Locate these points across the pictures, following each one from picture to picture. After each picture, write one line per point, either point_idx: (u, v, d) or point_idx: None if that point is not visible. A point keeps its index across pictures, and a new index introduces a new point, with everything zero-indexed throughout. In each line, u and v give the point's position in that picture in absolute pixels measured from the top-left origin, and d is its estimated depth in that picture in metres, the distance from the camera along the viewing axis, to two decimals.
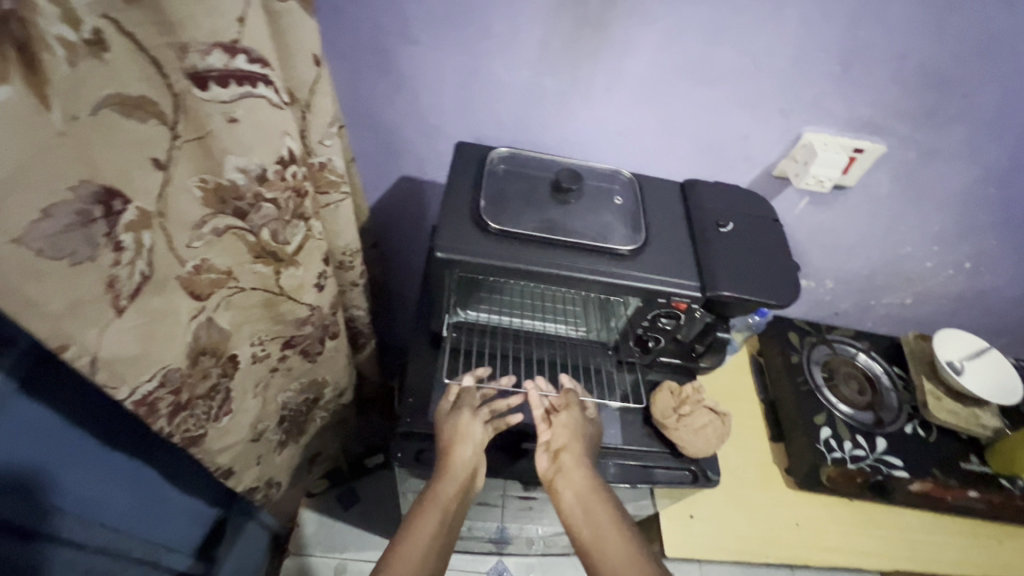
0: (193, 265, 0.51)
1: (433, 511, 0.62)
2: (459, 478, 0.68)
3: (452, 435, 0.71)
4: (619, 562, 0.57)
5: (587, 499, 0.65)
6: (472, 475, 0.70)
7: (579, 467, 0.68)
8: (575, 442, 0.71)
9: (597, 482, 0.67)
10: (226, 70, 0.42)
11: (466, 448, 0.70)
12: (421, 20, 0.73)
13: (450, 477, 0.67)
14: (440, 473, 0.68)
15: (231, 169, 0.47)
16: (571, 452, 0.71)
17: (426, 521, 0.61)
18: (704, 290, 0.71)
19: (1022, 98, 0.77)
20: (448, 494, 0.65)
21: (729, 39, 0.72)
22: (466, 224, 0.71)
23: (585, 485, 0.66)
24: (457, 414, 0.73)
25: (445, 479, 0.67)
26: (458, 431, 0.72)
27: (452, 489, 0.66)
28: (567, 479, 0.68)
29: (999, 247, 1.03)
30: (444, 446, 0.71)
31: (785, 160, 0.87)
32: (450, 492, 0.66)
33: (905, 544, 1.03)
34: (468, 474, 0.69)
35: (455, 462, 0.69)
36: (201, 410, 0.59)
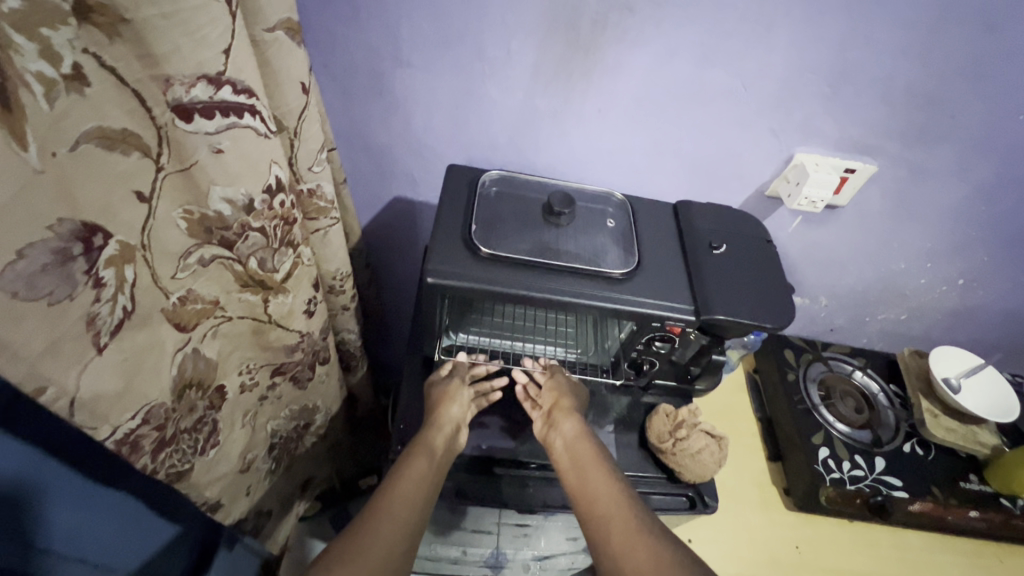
0: (178, 296, 0.50)
1: (425, 456, 0.66)
2: (448, 430, 0.72)
3: (443, 394, 0.76)
4: (603, 494, 0.62)
5: (575, 444, 0.70)
6: (460, 426, 0.74)
7: (567, 417, 0.73)
8: (564, 398, 0.75)
9: (583, 430, 0.72)
10: (211, 102, 0.42)
11: (454, 408, 0.75)
12: (413, 44, 0.73)
13: (440, 428, 0.71)
14: (432, 422, 0.72)
15: (217, 200, 0.47)
16: (559, 405, 0.75)
17: (419, 461, 0.65)
18: (698, 314, 0.70)
19: (1008, 118, 0.77)
20: (438, 442, 0.70)
21: (720, 62, 0.73)
22: (458, 247, 0.70)
23: (573, 434, 0.71)
24: (447, 380, 0.78)
25: (438, 429, 0.71)
26: (448, 394, 0.76)
27: (442, 437, 0.71)
28: (555, 430, 0.73)
29: (990, 264, 1.03)
30: (435, 402, 0.75)
31: (776, 180, 0.87)
32: (440, 440, 0.70)
33: (910, 566, 1.00)
34: (456, 425, 0.74)
35: (446, 414, 0.74)
36: (187, 444, 0.57)
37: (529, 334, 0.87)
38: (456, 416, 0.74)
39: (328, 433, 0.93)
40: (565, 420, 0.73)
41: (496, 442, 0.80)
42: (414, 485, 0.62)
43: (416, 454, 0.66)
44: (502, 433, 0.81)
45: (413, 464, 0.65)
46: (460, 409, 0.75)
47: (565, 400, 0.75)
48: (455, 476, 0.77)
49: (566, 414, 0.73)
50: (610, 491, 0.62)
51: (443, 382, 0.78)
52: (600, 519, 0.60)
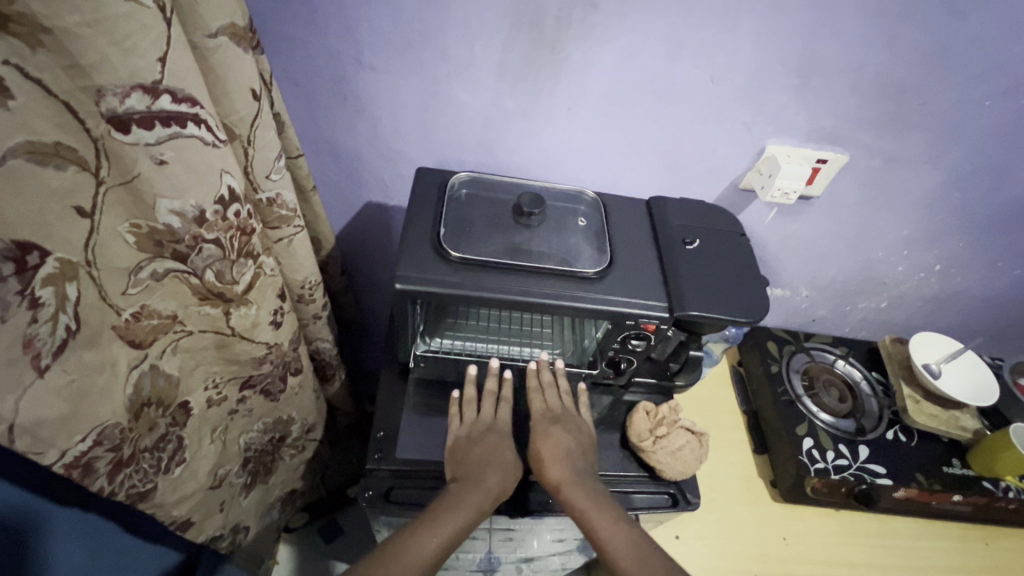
0: (131, 312, 0.48)
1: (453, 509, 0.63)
2: (494, 482, 0.67)
3: (489, 444, 0.72)
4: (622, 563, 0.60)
5: (578, 502, 0.66)
6: (510, 473, 0.70)
7: (559, 467, 0.69)
8: (548, 443, 0.71)
9: (575, 481, 0.68)
10: (149, 112, 0.40)
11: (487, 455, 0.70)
12: (375, 47, 0.72)
13: (495, 474, 0.68)
14: (477, 472, 0.68)
15: (164, 212, 0.45)
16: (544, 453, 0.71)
17: (448, 515, 0.62)
18: (672, 311, 0.70)
19: (975, 105, 0.78)
20: (487, 491, 0.66)
21: (688, 57, 0.72)
22: (427, 252, 0.69)
23: (571, 486, 0.68)
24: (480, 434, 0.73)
25: (484, 482, 0.67)
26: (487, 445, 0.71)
27: (497, 480, 0.68)
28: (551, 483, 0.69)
29: (967, 249, 1.04)
30: (477, 448, 0.71)
31: (750, 173, 0.87)
32: (488, 490, 0.66)
33: (896, 554, 1.00)
34: (506, 473, 0.69)
35: (495, 471, 0.68)
36: (148, 463, 0.55)
37: (507, 335, 0.86)
38: (507, 464, 0.70)
39: (308, 445, 0.91)
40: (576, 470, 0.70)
41: None
42: (432, 548, 0.59)
43: (454, 514, 0.62)
44: None
45: (444, 524, 0.61)
46: (506, 458, 0.70)
47: (552, 448, 0.71)
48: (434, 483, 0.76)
49: (557, 463, 0.70)
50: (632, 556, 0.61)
51: (481, 433, 0.73)
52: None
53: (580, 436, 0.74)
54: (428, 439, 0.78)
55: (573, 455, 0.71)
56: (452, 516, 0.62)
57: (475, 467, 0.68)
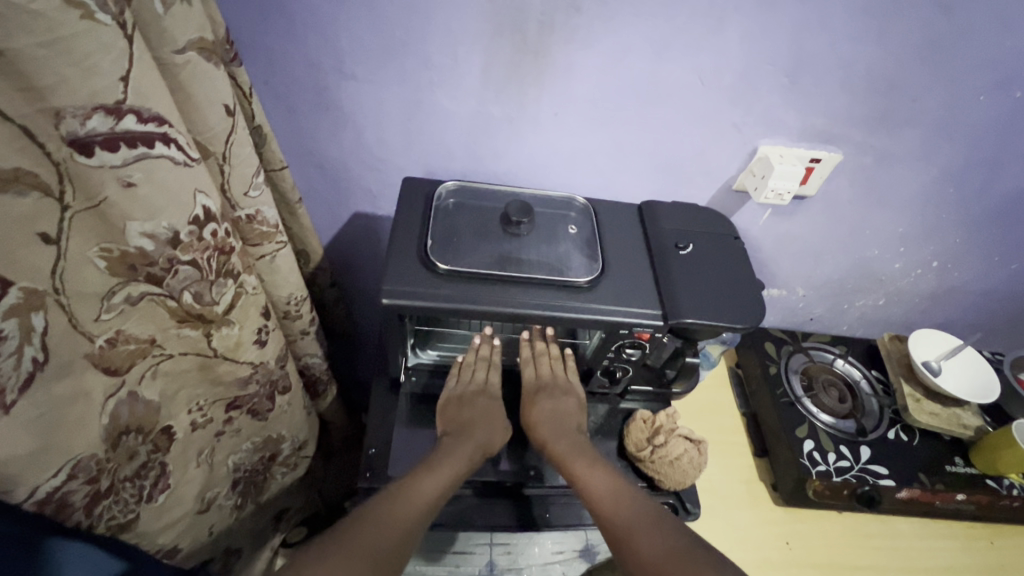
0: (105, 339, 0.47)
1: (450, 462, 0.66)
2: (483, 437, 0.72)
3: (481, 403, 0.75)
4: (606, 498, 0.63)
5: (563, 453, 0.69)
6: (498, 428, 0.74)
7: (545, 428, 0.72)
8: (537, 403, 0.74)
9: (560, 437, 0.71)
10: (113, 133, 0.39)
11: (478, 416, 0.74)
12: (356, 55, 0.70)
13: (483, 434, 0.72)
14: (469, 428, 0.72)
15: (135, 235, 0.44)
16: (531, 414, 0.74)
17: (444, 467, 0.65)
18: (666, 319, 0.68)
19: (968, 99, 0.76)
20: (478, 445, 0.71)
21: (674, 58, 0.71)
22: (414, 264, 0.68)
23: (557, 441, 0.71)
24: (473, 397, 0.75)
25: (474, 438, 0.71)
26: (476, 406, 0.75)
27: (486, 436, 0.72)
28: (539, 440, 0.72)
29: (964, 244, 1.03)
30: (470, 407, 0.74)
31: (743, 174, 0.86)
32: (478, 444, 0.71)
33: (902, 555, 0.99)
34: (496, 428, 0.74)
35: (484, 429, 0.73)
36: (129, 492, 0.54)
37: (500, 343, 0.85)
38: (496, 423, 0.74)
39: (300, 462, 0.89)
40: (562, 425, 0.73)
41: None
42: (434, 492, 0.62)
43: (451, 462, 0.67)
44: None
45: (443, 470, 0.65)
46: (496, 419, 0.74)
47: (541, 410, 0.74)
48: None
49: (543, 423, 0.72)
50: (612, 491, 0.63)
51: (473, 393, 0.76)
52: (617, 523, 0.59)
53: (570, 400, 0.76)
54: (421, 454, 0.76)
55: (562, 416, 0.74)
56: (450, 464, 0.66)
57: (467, 424, 0.72)
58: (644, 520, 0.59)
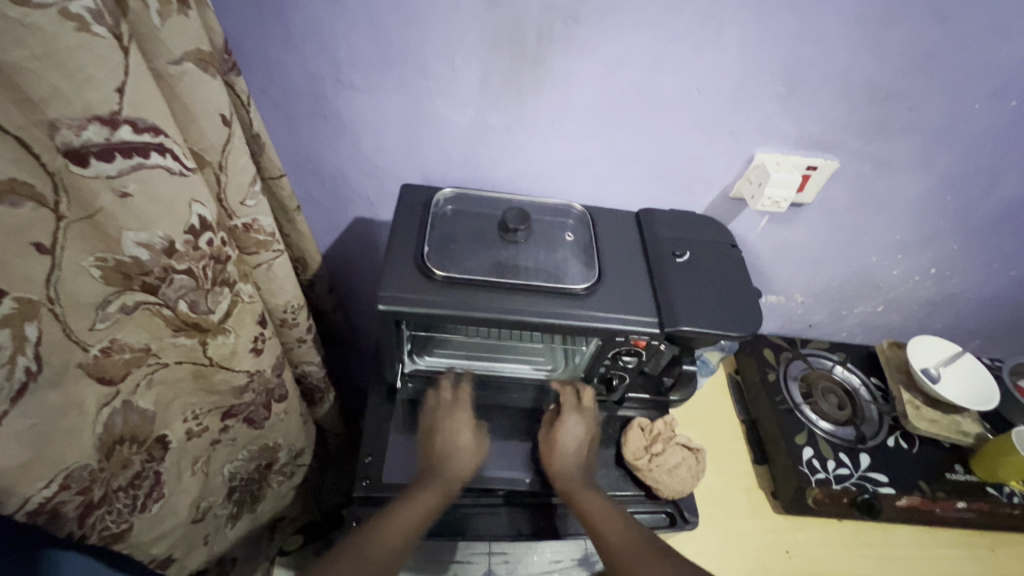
0: (100, 347, 0.47)
1: (433, 490, 0.68)
2: (463, 459, 0.72)
3: (454, 423, 0.75)
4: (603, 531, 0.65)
5: (571, 487, 0.70)
6: (474, 450, 0.74)
7: (560, 454, 0.74)
8: (557, 436, 0.75)
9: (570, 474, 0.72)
10: (109, 144, 0.39)
11: (463, 439, 0.74)
12: (354, 65, 0.71)
13: (461, 455, 0.73)
14: (447, 451, 0.72)
15: (130, 245, 0.44)
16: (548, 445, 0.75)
17: (428, 495, 0.68)
18: (663, 327, 0.68)
19: (964, 107, 0.77)
20: (460, 468, 0.71)
21: (670, 67, 0.71)
22: (411, 272, 0.67)
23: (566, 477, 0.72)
24: (446, 417, 0.76)
25: (454, 461, 0.72)
26: (451, 427, 0.75)
27: (467, 459, 0.73)
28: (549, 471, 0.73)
29: (962, 251, 1.03)
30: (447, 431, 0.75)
31: (740, 182, 0.86)
32: (457, 470, 0.71)
33: (902, 564, 0.98)
34: (473, 451, 0.74)
35: (463, 453, 0.73)
36: (123, 502, 0.54)
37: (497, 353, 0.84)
38: (473, 443, 0.74)
39: (296, 471, 0.89)
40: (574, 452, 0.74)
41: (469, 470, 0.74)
42: (411, 522, 0.65)
43: (428, 491, 0.68)
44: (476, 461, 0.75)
45: (423, 498, 0.67)
46: (471, 441, 0.74)
47: (561, 441, 0.75)
48: None
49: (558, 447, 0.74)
50: (615, 532, 0.64)
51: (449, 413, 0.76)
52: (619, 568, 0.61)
53: (578, 425, 0.77)
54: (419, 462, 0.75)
55: (579, 449, 0.75)
56: (426, 494, 0.68)
57: (443, 450, 0.72)
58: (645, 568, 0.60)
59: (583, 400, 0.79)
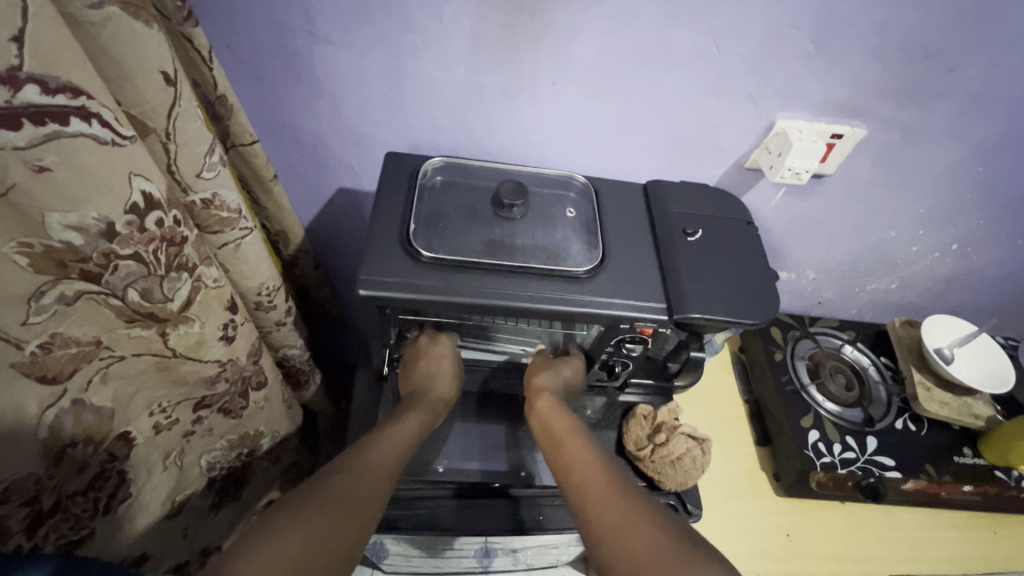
0: (38, 344, 0.41)
1: (424, 411, 0.63)
2: (444, 389, 0.68)
3: (434, 356, 0.70)
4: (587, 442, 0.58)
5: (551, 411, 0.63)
6: (455, 380, 0.70)
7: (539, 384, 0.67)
8: (542, 375, 0.69)
9: (560, 404, 0.65)
10: (11, 108, 0.32)
11: (447, 367, 0.70)
12: (327, 15, 0.63)
13: (441, 385, 0.68)
14: (431, 375, 0.68)
15: (58, 229, 0.37)
16: (537, 384, 0.68)
17: (418, 414, 0.62)
18: (671, 313, 0.62)
19: (1012, 68, 0.69)
20: (439, 397, 0.67)
21: (688, 19, 0.63)
22: (395, 252, 0.61)
23: (548, 408, 0.64)
24: (426, 349, 0.71)
25: (436, 391, 0.67)
26: (427, 351, 0.71)
27: (448, 387, 0.68)
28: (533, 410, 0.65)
29: (986, 227, 0.97)
30: (424, 360, 0.70)
31: (757, 151, 0.79)
32: (441, 394, 0.67)
33: (903, 546, 0.97)
34: (451, 380, 0.69)
35: (444, 382, 0.68)
36: (80, 507, 0.49)
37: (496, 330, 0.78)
38: (451, 370, 0.70)
39: (282, 455, 0.86)
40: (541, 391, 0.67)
41: (456, 462, 0.72)
42: (409, 434, 0.58)
43: (418, 408, 0.63)
44: (467, 451, 0.74)
45: (412, 417, 0.61)
46: (450, 370, 0.70)
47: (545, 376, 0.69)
48: (415, 503, 0.69)
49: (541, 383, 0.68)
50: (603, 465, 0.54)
51: (428, 342, 0.71)
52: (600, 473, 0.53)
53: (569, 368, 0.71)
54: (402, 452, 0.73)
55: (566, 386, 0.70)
56: (417, 412, 0.62)
57: (423, 378, 0.68)
58: (629, 497, 0.49)
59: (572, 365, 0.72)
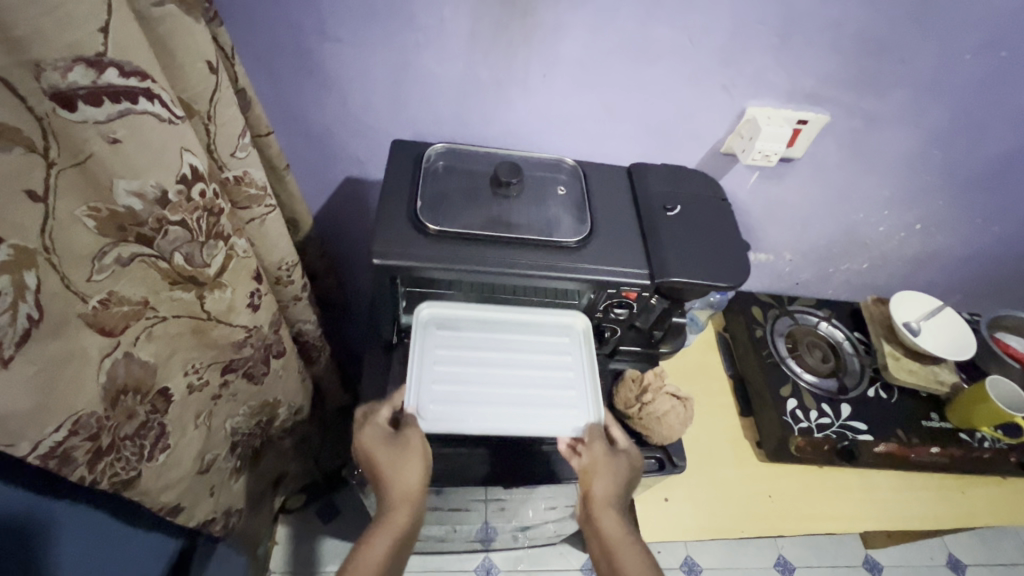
0: (99, 299, 0.47)
1: (387, 536, 0.59)
2: (401, 518, 0.60)
3: (393, 466, 0.62)
4: None
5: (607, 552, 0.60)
6: (417, 500, 0.62)
7: (601, 509, 0.63)
8: (599, 486, 0.63)
9: (620, 541, 0.60)
10: (96, 87, 0.38)
11: (408, 478, 0.62)
12: (340, 16, 0.69)
13: (394, 504, 0.61)
14: (391, 491, 0.61)
15: (123, 194, 0.44)
16: (593, 495, 0.64)
17: (381, 542, 0.58)
18: (654, 278, 0.69)
19: (956, 58, 0.77)
20: (399, 526, 0.59)
21: (664, 18, 0.70)
22: (405, 227, 0.68)
23: (606, 543, 0.60)
24: (376, 447, 0.63)
25: (397, 508, 0.61)
26: (372, 454, 0.63)
27: (405, 511, 0.60)
28: (592, 527, 0.62)
29: (946, 208, 1.05)
30: (389, 471, 0.62)
31: (731, 137, 0.86)
32: (398, 521, 0.60)
33: (876, 506, 1.04)
34: (414, 505, 0.61)
35: (400, 507, 0.61)
36: (130, 451, 0.55)
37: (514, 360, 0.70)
38: (411, 493, 0.61)
39: (297, 428, 0.92)
40: (600, 518, 0.62)
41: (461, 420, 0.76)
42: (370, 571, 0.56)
43: (374, 535, 0.58)
44: None
45: (373, 549, 0.57)
46: (410, 485, 0.62)
47: (603, 489, 0.64)
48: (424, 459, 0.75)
49: (602, 506, 0.63)
50: None
51: (382, 443, 0.63)
52: None
53: (624, 467, 0.66)
54: None
55: (619, 499, 0.64)
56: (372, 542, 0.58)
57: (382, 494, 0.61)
58: None
59: (620, 458, 0.66)
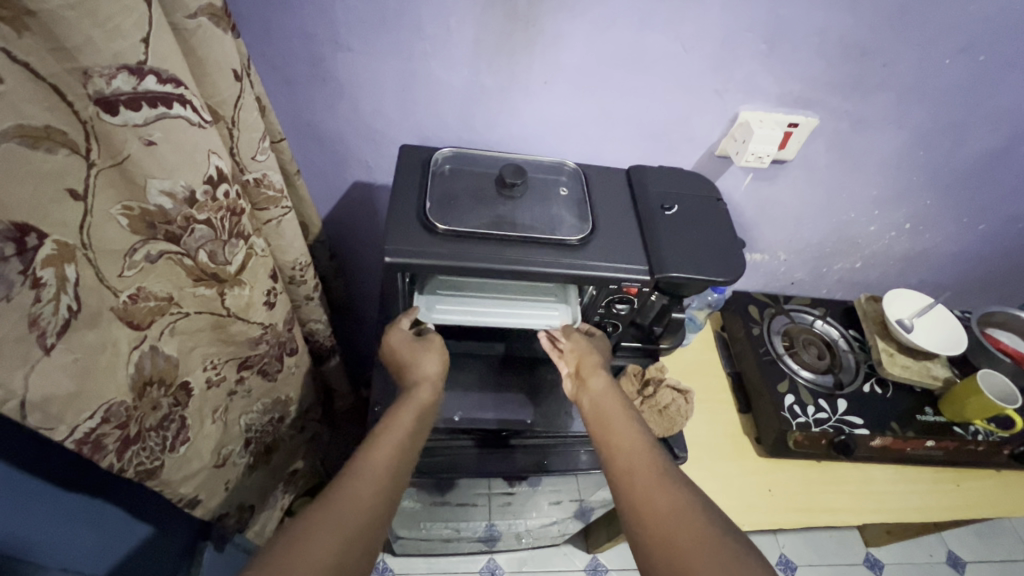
0: (129, 294, 0.49)
1: (412, 409, 0.61)
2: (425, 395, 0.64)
3: (416, 354, 0.69)
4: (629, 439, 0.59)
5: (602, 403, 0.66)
6: (438, 386, 0.67)
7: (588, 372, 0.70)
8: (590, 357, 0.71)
9: (610, 391, 0.67)
10: (136, 93, 0.41)
11: (428, 365, 0.68)
12: (352, 27, 0.73)
13: (419, 386, 0.65)
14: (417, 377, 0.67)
15: (155, 193, 0.46)
16: (584, 368, 0.71)
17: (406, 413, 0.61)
18: (653, 273, 0.72)
19: (937, 63, 0.81)
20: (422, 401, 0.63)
21: (660, 26, 0.74)
22: (414, 227, 0.71)
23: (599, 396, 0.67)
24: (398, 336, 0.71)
25: (420, 387, 0.65)
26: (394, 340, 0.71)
27: (429, 393, 0.65)
28: (585, 392, 0.69)
29: (934, 207, 1.08)
30: (410, 359, 0.69)
31: (725, 140, 0.90)
32: (420, 398, 0.64)
33: (872, 498, 1.06)
34: (434, 386, 0.66)
35: (425, 387, 0.65)
36: (154, 441, 0.57)
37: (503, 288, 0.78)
38: (432, 379, 0.67)
39: (306, 425, 0.94)
40: (591, 378, 0.69)
41: (470, 413, 0.78)
42: (401, 432, 0.57)
43: (402, 407, 0.61)
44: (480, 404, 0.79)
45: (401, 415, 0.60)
46: (430, 373, 0.68)
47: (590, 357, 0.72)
48: (432, 453, 0.77)
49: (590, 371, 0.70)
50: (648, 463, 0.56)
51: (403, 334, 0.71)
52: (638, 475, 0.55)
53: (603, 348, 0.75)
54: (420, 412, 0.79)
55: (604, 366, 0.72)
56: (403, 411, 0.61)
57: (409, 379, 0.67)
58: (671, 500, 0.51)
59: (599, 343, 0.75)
